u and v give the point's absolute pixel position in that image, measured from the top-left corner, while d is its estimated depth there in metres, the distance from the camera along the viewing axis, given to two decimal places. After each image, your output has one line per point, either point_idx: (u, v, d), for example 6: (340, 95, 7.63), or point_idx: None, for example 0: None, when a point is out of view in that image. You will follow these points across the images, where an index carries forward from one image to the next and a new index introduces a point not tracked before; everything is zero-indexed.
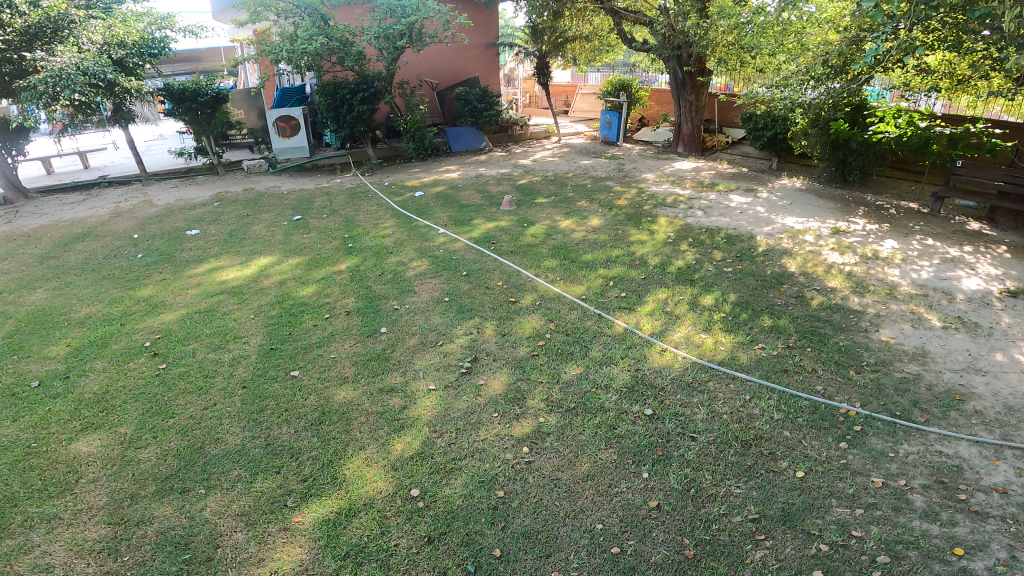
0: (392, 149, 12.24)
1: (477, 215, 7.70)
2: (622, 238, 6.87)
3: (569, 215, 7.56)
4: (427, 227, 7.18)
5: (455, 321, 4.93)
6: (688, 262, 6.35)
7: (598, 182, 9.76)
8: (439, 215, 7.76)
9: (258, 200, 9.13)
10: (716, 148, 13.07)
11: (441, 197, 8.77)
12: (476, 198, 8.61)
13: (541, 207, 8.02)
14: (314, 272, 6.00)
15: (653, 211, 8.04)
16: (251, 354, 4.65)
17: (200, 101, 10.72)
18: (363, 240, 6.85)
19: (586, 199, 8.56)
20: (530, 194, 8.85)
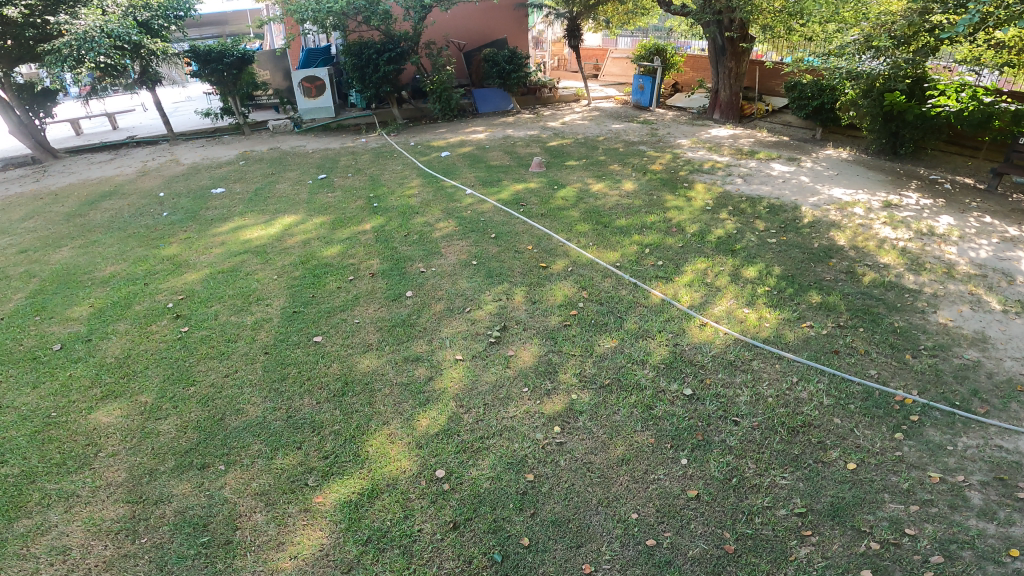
0: (417, 108, 11.70)
1: (505, 176, 7.28)
2: (659, 202, 6.38)
3: (602, 179, 7.11)
4: (453, 186, 6.81)
5: (483, 286, 4.68)
6: (733, 227, 5.88)
7: (631, 146, 9.24)
8: (466, 175, 7.38)
9: (282, 158, 8.76)
10: (755, 116, 12.22)
11: (468, 157, 8.39)
12: (503, 160, 8.20)
13: (572, 170, 7.56)
14: (337, 231, 5.68)
15: (692, 176, 7.50)
16: (275, 318, 4.52)
17: (225, 62, 10.47)
18: (387, 198, 6.55)
19: (620, 162, 8.04)
20: (562, 157, 8.41)
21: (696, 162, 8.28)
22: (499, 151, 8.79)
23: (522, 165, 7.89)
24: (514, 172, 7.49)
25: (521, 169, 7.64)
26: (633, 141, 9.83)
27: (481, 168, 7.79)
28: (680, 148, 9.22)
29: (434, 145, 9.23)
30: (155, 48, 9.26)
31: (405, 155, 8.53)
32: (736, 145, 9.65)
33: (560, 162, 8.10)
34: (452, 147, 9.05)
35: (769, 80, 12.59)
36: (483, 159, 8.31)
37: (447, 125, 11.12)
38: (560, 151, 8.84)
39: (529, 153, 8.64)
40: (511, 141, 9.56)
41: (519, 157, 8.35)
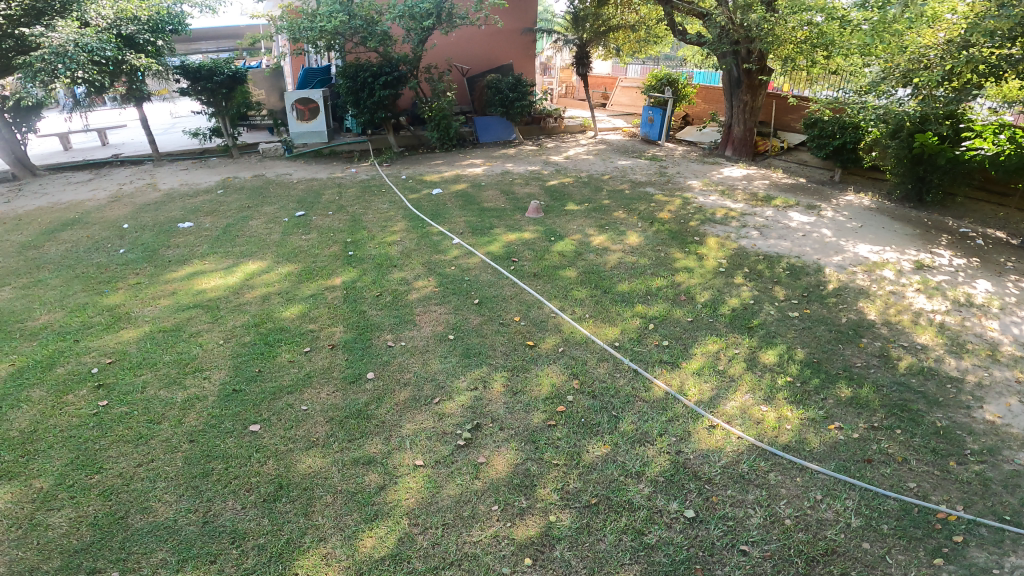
0: (416, 136, 11.27)
1: (496, 222, 6.67)
2: (667, 261, 5.71)
3: (604, 229, 6.49)
4: (439, 233, 6.21)
5: (458, 367, 4.03)
6: (750, 297, 5.14)
7: (637, 188, 8.62)
8: (456, 219, 6.78)
9: (264, 188, 8.21)
10: (769, 153, 11.62)
11: (460, 197, 7.82)
12: (495, 203, 7.59)
13: (573, 217, 6.92)
14: (305, 284, 5.03)
15: (702, 227, 6.84)
16: (210, 398, 3.86)
17: (216, 80, 9.96)
18: (363, 245, 5.92)
19: (625, 208, 7.42)
20: (562, 201, 7.78)
21: (708, 209, 7.60)
22: (495, 191, 8.18)
23: (516, 209, 7.28)
24: (506, 217, 6.92)
25: (515, 214, 7.02)
26: (641, 180, 9.16)
27: (470, 211, 7.18)
28: (689, 191, 8.53)
29: (426, 180, 8.75)
30: (138, 64, 8.79)
31: (395, 192, 7.95)
32: (750, 188, 8.98)
33: (559, 205, 7.48)
34: (445, 185, 8.50)
35: (785, 114, 12.00)
36: (476, 199, 7.75)
37: (445, 156, 10.60)
38: (561, 193, 8.20)
39: (527, 195, 8.07)
40: (509, 179, 9.03)
41: (514, 199, 7.78)
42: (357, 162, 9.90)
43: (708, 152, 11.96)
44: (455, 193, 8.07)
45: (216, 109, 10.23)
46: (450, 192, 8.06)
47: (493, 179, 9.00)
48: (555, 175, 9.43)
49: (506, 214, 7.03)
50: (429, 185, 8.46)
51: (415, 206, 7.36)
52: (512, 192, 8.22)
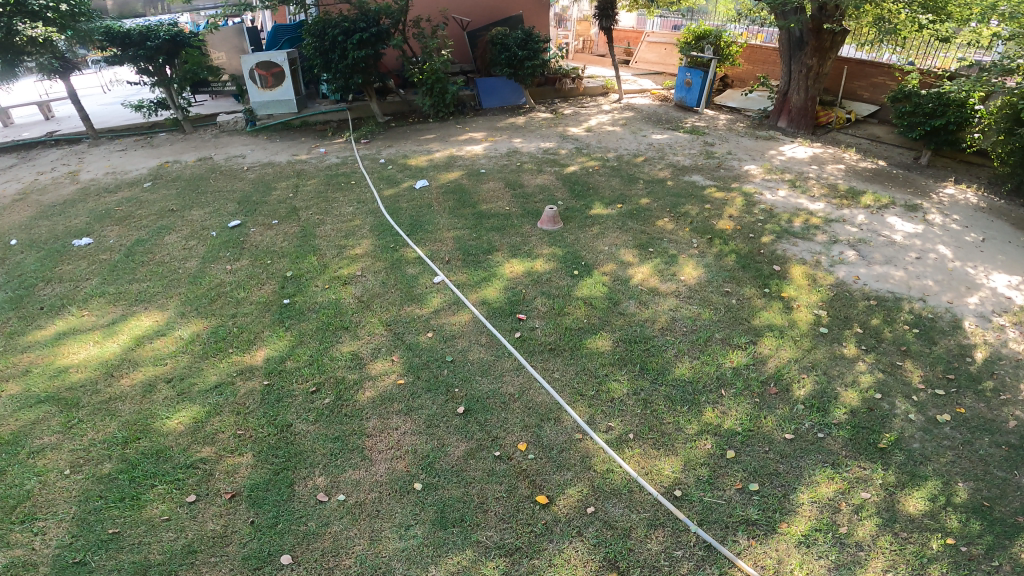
0: (404, 101, 9.20)
1: (495, 236, 4.91)
2: (740, 317, 3.97)
3: (646, 252, 4.65)
4: (413, 260, 4.45)
5: (426, 548, 2.57)
6: (873, 387, 3.60)
7: (680, 176, 6.71)
8: (443, 231, 5.01)
9: (204, 178, 6.43)
10: (832, 126, 9.20)
11: (446, 194, 6.01)
12: (493, 204, 5.76)
13: (602, 230, 5.09)
14: (212, 363, 3.71)
15: (778, 245, 5.00)
16: (40, 570, 2.52)
17: (149, 47, 7.80)
18: (309, 283, 4.25)
19: (669, 213, 5.58)
20: (585, 199, 5.93)
21: (782, 212, 5.70)
22: (498, 185, 6.35)
23: (524, 214, 5.47)
24: (505, 226, 5.11)
25: (521, 224, 5.20)
26: (684, 165, 7.14)
27: (460, 216, 5.38)
28: (746, 181, 6.55)
29: (410, 164, 6.92)
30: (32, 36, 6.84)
31: (367, 186, 6.15)
32: (826, 173, 6.86)
33: (581, 208, 5.64)
34: (430, 173, 6.67)
35: (852, 79, 9.59)
36: (471, 195, 5.96)
37: (438, 128, 8.63)
38: (583, 187, 6.33)
39: (538, 190, 6.22)
40: (514, 163, 7.16)
41: (518, 197, 5.96)
42: (329, 138, 7.94)
43: (757, 123, 9.62)
44: (444, 186, 6.24)
45: (159, 79, 8.13)
46: (439, 185, 6.25)
47: (493, 163, 7.12)
48: (574, 156, 7.52)
49: (512, 223, 5.21)
50: (415, 172, 6.65)
51: (387, 209, 5.52)
52: (519, 185, 6.34)
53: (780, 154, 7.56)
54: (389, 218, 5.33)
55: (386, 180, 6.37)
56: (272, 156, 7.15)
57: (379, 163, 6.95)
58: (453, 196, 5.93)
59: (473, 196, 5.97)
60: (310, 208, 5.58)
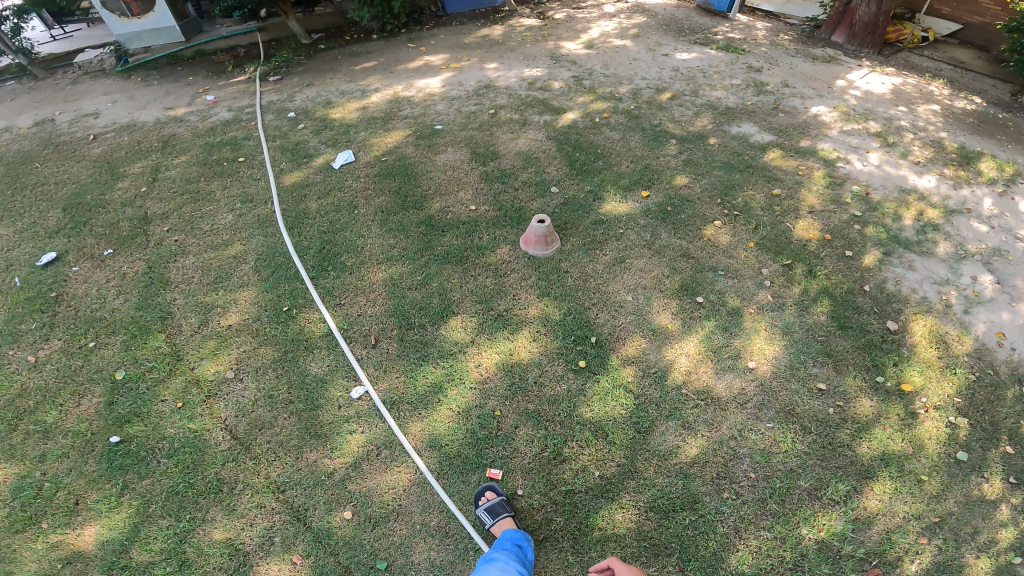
0: (337, 11, 6.78)
1: (453, 275, 3.25)
2: (836, 442, 2.59)
3: (686, 304, 3.11)
4: (320, 344, 2.90)
5: None
6: (1013, 547, 2.27)
7: (720, 129, 4.54)
8: (371, 268, 3.34)
9: (33, 159, 4.46)
10: (903, 46, 6.79)
11: (380, 181, 4.11)
12: (447, 200, 3.96)
13: (619, 256, 3.40)
14: (29, 544, 2.33)
15: (887, 271, 3.34)
16: None
17: None
18: (155, 399, 2.77)
19: (717, 209, 3.77)
20: (591, 183, 4.09)
21: (881, 199, 3.82)
22: (462, 160, 4.35)
23: (503, 222, 3.74)
24: (466, 254, 3.42)
25: (493, 246, 3.49)
26: (723, 106, 4.90)
27: (404, 231, 3.63)
28: (819, 137, 4.49)
29: (331, 119, 4.73)
30: None
31: (261, 165, 4.25)
32: (921, 119, 4.90)
33: (586, 205, 3.89)
34: (356, 145, 4.47)
35: None
36: (415, 185, 4.09)
37: (382, 49, 6.26)
38: (583, 158, 4.33)
39: (516, 169, 4.27)
40: (483, 110, 4.83)
41: (490, 184, 4.13)
42: (226, 74, 5.60)
43: (805, 36, 7.11)
44: (380, 166, 4.25)
45: None
46: (371, 166, 4.25)
47: (449, 116, 4.78)
48: (570, 93, 5.07)
49: (479, 245, 3.49)
50: (336, 139, 4.52)
51: (289, 223, 3.73)
52: (492, 157, 4.38)
53: (853, 86, 5.51)
54: (292, 239, 3.60)
55: (294, 157, 4.33)
56: (135, 113, 4.94)
57: (286, 120, 4.74)
58: (386, 184, 4.08)
59: (410, 186, 4.07)
60: (170, 216, 3.82)
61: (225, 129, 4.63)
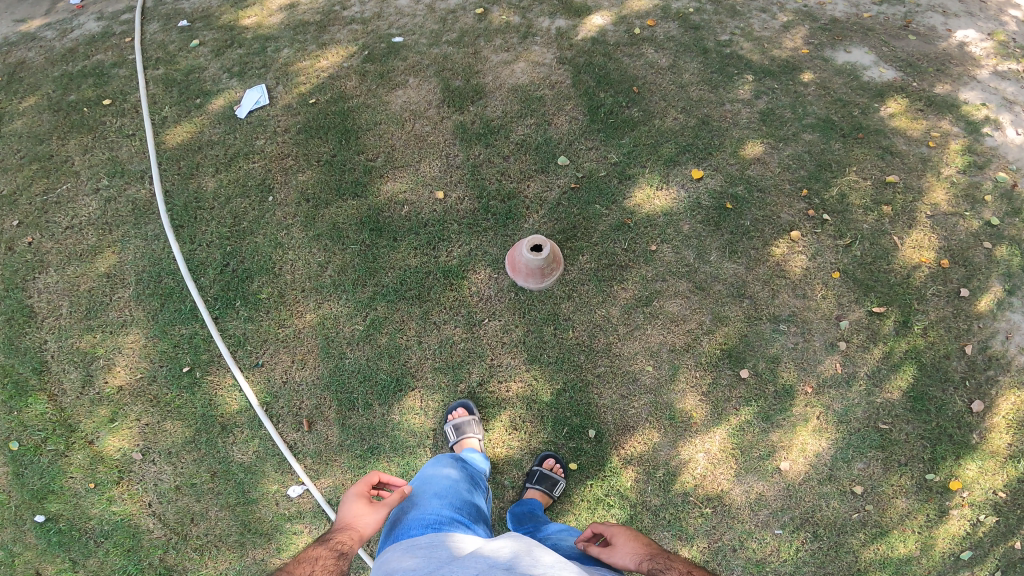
0: None
1: (410, 324, 2.52)
2: (842, 547, 2.45)
3: (723, 379, 2.61)
4: (240, 423, 2.50)
5: None
6: None
7: (819, 54, 3.21)
8: (298, 303, 2.56)
9: None
10: None
11: (304, 146, 2.86)
12: (404, 181, 2.81)
13: (642, 294, 2.63)
14: None
15: (1003, 319, 2.70)
16: None
17: None
18: (62, 475, 2.46)
19: (799, 205, 2.83)
20: (619, 150, 2.92)
21: None
22: (431, 103, 3.00)
23: (486, 217, 2.73)
24: (428, 274, 2.59)
25: (467, 272, 2.61)
26: (827, 17, 3.40)
27: (333, 249, 2.63)
28: (962, 78, 3.18)
29: (242, 29, 3.20)
30: None
31: (136, 112, 2.95)
32: None
33: (609, 192, 2.82)
34: (270, 79, 3.03)
35: None
36: (359, 155, 2.85)
37: None
38: (608, 104, 3.01)
39: (506, 123, 2.97)
40: (466, 6, 3.30)
41: (472, 145, 2.91)
42: None
43: None
44: (314, 114, 2.94)
45: None
46: (298, 125, 2.91)
47: (415, 18, 3.24)
48: None
49: (447, 269, 2.60)
50: (245, 82, 3.02)
51: (178, 220, 2.72)
52: (475, 97, 3.02)
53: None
54: (183, 246, 2.68)
55: (182, 100, 2.98)
56: None
57: (176, 33, 3.22)
58: (312, 151, 2.85)
59: (347, 154, 2.85)
60: (17, 201, 2.78)
61: (89, 51, 3.18)
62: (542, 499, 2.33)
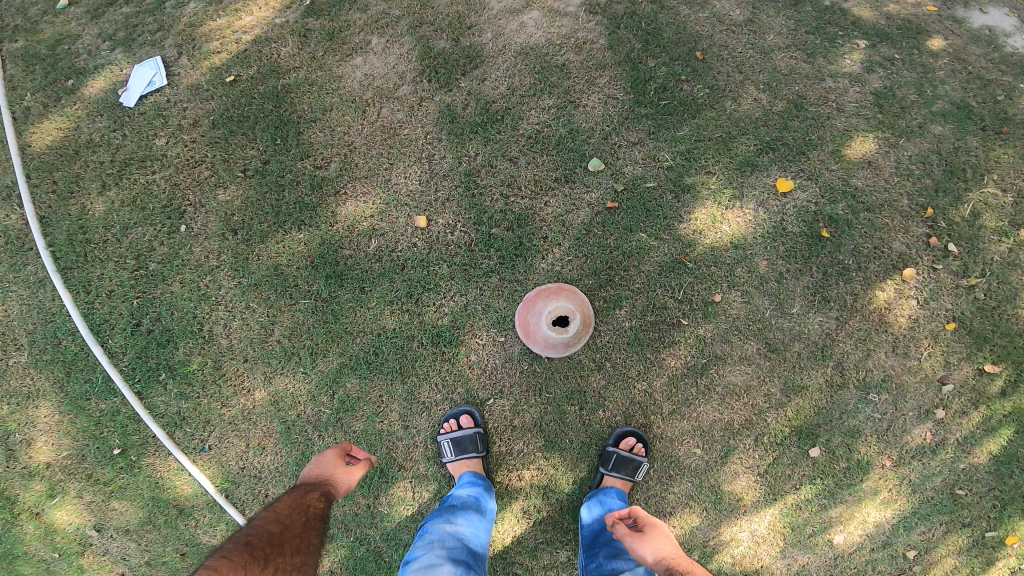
0: None
1: (393, 408, 2.02)
2: None
3: (785, 456, 2.14)
4: (199, 506, 2.10)
5: None
6: None
7: (949, 13, 2.30)
8: (241, 377, 2.05)
9: None
10: None
11: (223, 146, 2.08)
12: (372, 201, 2.02)
13: (697, 362, 2.07)
14: None
15: None
16: None
17: None
18: (21, 543, 2.09)
19: (918, 229, 2.13)
20: (673, 148, 2.13)
21: None
22: (404, 75, 2.12)
23: (487, 253, 2.01)
24: (413, 339, 1.98)
25: (463, 335, 1.99)
26: None
27: (276, 307, 1.99)
28: None
29: None
30: None
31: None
32: None
33: (659, 213, 2.09)
34: (169, 46, 2.16)
35: None
36: (305, 160, 2.05)
37: None
38: (661, 78, 2.17)
39: (513, 105, 2.11)
40: None
41: (465, 141, 2.08)
42: None
43: None
44: (234, 97, 2.11)
45: None
46: (212, 116, 2.10)
47: None
48: None
49: (437, 335, 1.98)
50: (135, 55, 2.16)
51: (62, 259, 2.06)
52: (468, 64, 2.12)
53: None
54: (76, 300, 2.06)
55: (47, 82, 2.14)
56: None
57: None
58: (235, 153, 2.07)
59: (284, 158, 2.05)
60: None
61: None
62: (622, 486, 1.99)
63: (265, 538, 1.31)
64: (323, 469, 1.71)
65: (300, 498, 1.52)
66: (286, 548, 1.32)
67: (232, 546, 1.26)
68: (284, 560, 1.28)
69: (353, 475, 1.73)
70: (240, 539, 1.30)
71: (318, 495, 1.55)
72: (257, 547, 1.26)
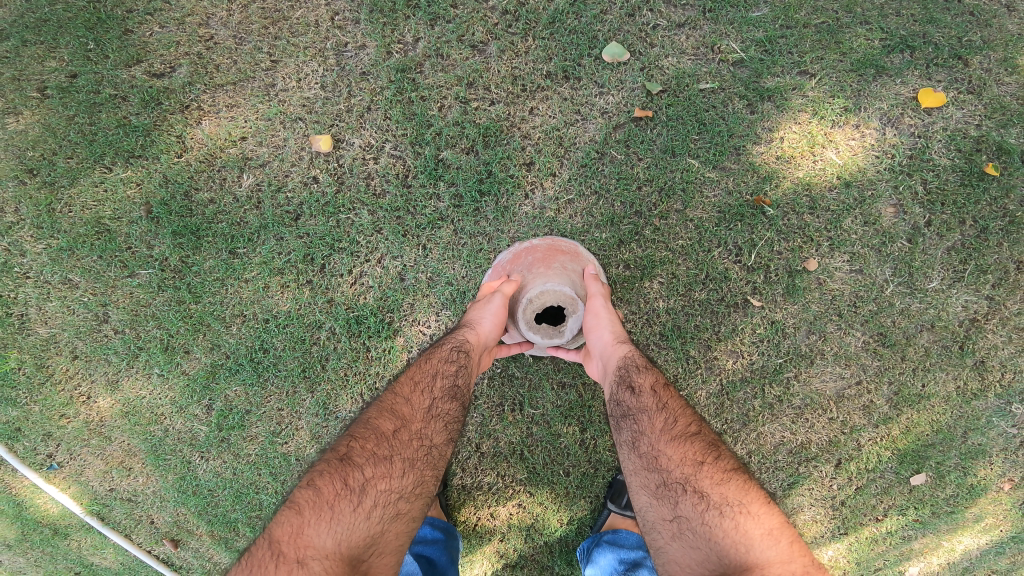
0: None
1: (301, 425, 1.34)
2: None
3: (873, 485, 1.38)
4: (76, 527, 1.42)
5: None
6: None
7: None
8: (69, 384, 1.37)
9: None
10: None
11: (13, 61, 1.31)
12: (242, 117, 1.32)
13: (762, 362, 1.34)
14: None
15: None
16: None
17: None
18: None
19: None
20: (744, 34, 1.30)
21: None
22: None
23: (434, 190, 1.30)
24: (320, 328, 1.32)
25: (398, 320, 1.31)
26: None
27: (104, 282, 1.34)
28: None
29: None
30: None
31: None
32: None
33: (719, 130, 1.30)
34: None
35: None
36: (134, 67, 1.32)
37: None
38: None
39: None
40: None
41: (398, 21, 1.31)
42: None
43: None
44: None
45: None
46: None
47: None
48: None
49: (356, 319, 1.31)
50: None
51: None
52: None
53: None
54: None
55: None
56: None
57: None
58: (28, 69, 1.31)
59: (100, 67, 1.31)
60: None
61: None
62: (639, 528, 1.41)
63: (366, 452, 0.92)
64: (478, 314, 1.12)
65: (425, 367, 1.06)
66: (393, 466, 0.92)
67: (324, 467, 0.91)
68: (388, 494, 0.89)
69: (495, 304, 1.11)
70: (339, 447, 0.94)
71: (451, 358, 1.05)
72: (350, 476, 0.89)
